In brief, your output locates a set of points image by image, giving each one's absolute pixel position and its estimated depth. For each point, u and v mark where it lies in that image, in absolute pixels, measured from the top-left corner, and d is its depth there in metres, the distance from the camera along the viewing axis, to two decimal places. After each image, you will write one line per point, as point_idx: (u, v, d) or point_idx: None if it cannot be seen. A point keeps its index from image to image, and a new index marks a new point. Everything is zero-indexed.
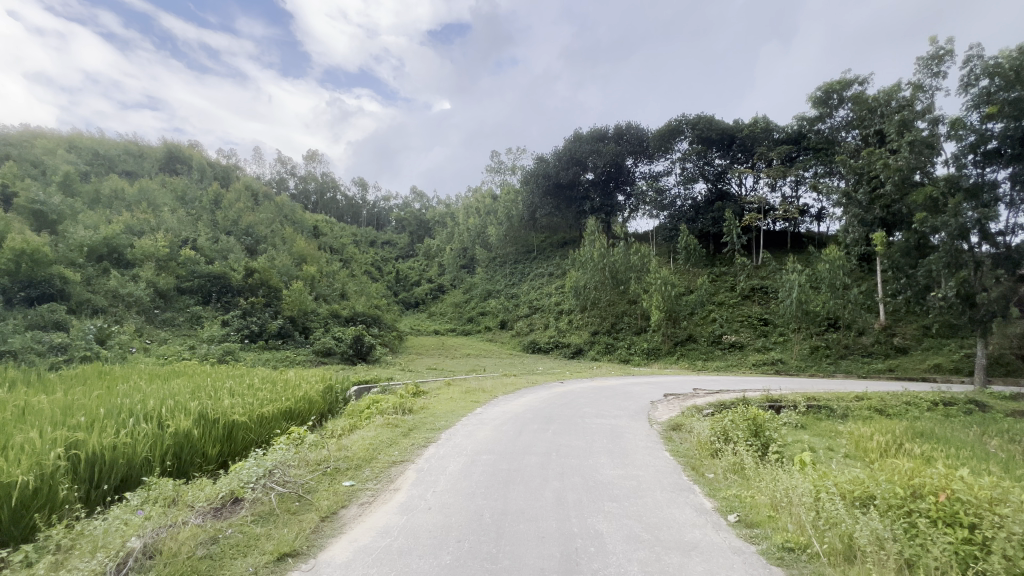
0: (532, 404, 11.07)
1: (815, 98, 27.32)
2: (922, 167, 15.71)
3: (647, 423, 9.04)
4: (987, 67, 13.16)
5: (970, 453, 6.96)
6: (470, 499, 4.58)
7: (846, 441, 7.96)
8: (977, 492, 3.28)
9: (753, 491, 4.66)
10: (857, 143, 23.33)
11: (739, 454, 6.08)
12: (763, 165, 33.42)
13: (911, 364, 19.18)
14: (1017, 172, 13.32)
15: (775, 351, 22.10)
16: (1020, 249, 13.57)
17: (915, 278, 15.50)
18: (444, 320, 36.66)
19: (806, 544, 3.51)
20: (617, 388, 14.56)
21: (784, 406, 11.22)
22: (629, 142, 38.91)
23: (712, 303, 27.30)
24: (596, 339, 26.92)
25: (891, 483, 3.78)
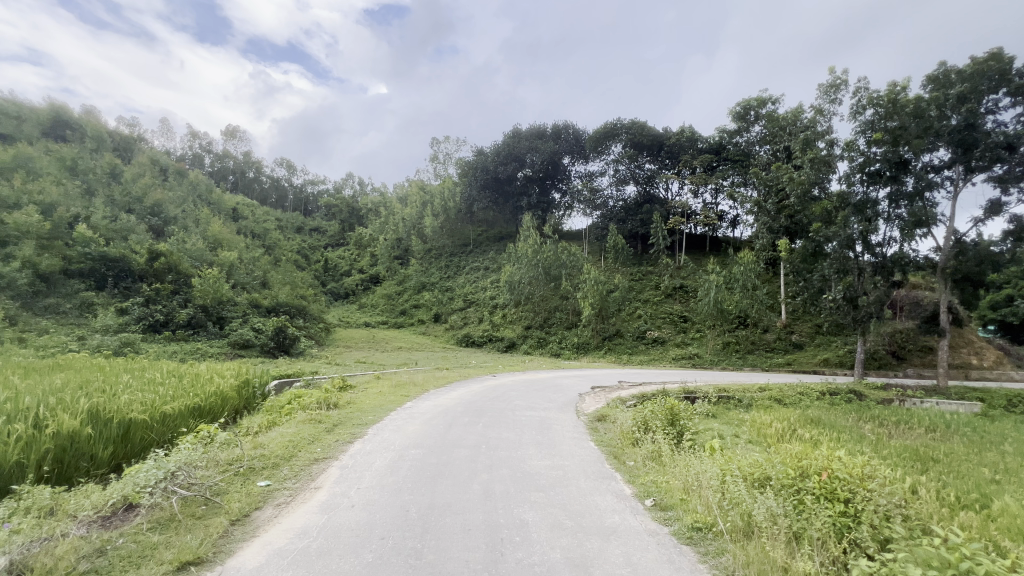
0: (463, 397, 11.07)
1: (735, 112, 29.16)
2: (821, 183, 17.54)
3: (574, 414, 9.36)
4: (871, 99, 14.96)
5: (849, 437, 7.90)
6: (396, 494, 4.49)
7: (749, 428, 8.74)
8: (851, 470, 3.75)
9: (668, 476, 4.98)
10: (769, 156, 25.42)
11: (656, 442, 6.47)
12: (688, 172, 35.58)
13: (805, 358, 21.42)
14: (894, 192, 15.24)
15: (692, 345, 23.78)
16: (894, 259, 15.60)
17: (811, 282, 17.32)
18: (375, 312, 35.43)
19: (712, 523, 3.81)
20: (548, 380, 14.94)
21: (697, 397, 12.13)
22: (566, 142, 40.01)
23: (638, 301, 28.78)
24: (528, 333, 27.39)
25: (785, 465, 4.21)
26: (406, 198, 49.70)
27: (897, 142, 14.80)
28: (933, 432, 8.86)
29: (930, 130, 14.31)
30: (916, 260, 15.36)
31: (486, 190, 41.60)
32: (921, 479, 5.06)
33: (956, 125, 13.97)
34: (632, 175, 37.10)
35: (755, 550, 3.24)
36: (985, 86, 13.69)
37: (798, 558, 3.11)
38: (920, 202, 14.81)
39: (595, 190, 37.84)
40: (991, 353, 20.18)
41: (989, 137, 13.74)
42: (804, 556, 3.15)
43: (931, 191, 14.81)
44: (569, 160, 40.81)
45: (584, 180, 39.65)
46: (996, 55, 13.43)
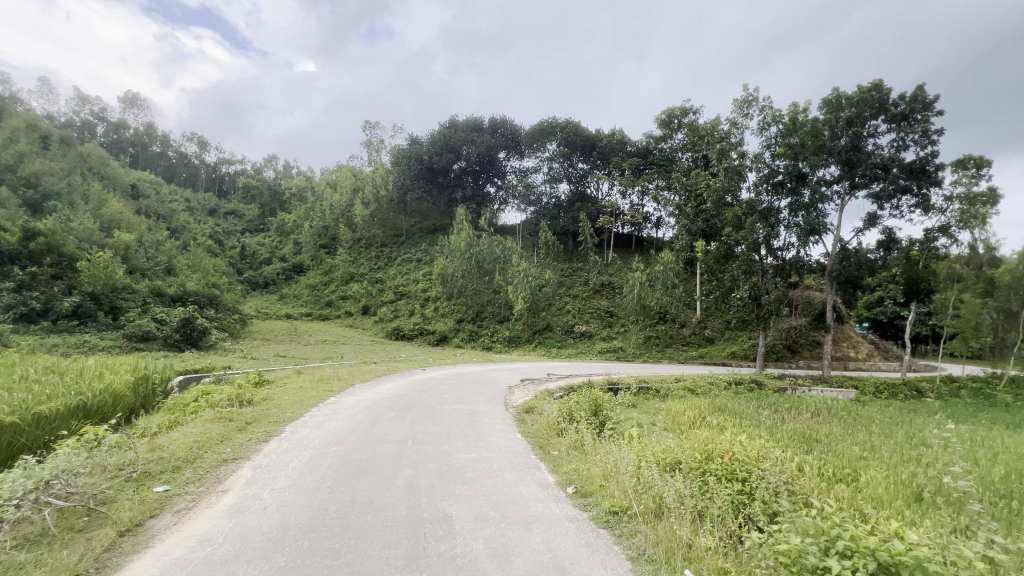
0: (390, 391, 10.80)
1: (660, 119, 30.75)
2: (733, 191, 19.10)
3: (503, 407, 9.48)
4: (775, 116, 16.50)
5: (749, 423, 8.73)
6: (315, 494, 4.29)
7: (665, 416, 9.36)
8: (748, 454, 4.15)
9: (589, 464, 5.19)
10: (689, 163, 27.16)
11: (579, 432, 6.72)
12: (617, 174, 37.09)
13: (716, 351, 23.29)
14: (793, 202, 16.93)
15: (617, 339, 24.95)
16: (792, 262, 17.36)
17: (722, 281, 18.82)
18: (298, 304, 33.39)
19: (627, 506, 4.04)
20: (478, 374, 14.96)
21: (620, 388, 12.79)
22: (502, 136, 40.20)
23: (568, 296, 29.67)
24: (460, 327, 27.23)
25: (693, 450, 4.54)
26: (334, 184, 47.29)
27: (797, 157, 16.46)
28: (818, 417, 10.02)
29: (823, 148, 16.04)
30: (809, 264, 17.20)
31: (420, 180, 40.71)
32: (807, 459, 5.69)
33: (844, 146, 15.79)
34: (565, 174, 38.09)
35: (664, 529, 3.48)
36: (867, 112, 15.60)
37: (700, 534, 3.38)
38: (814, 212, 16.58)
39: (529, 186, 38.40)
40: (865, 346, 23.15)
41: (870, 158, 15.68)
42: (705, 532, 3.43)
43: (823, 203, 16.63)
44: (505, 155, 41.05)
45: (518, 176, 40.06)
46: (877, 86, 15.35)
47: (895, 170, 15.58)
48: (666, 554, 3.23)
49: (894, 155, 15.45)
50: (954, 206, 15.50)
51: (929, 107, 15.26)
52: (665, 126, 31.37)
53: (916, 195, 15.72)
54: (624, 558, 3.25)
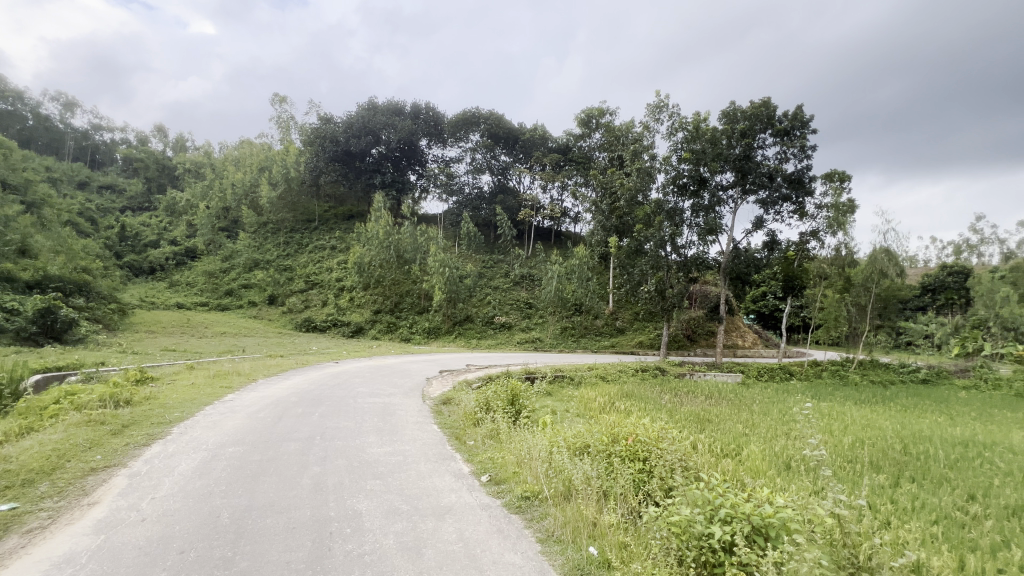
0: (298, 386, 10.12)
1: (580, 118, 31.59)
2: (643, 191, 20.34)
3: (420, 398, 9.34)
4: (682, 123, 17.78)
5: (653, 406, 9.44)
6: (205, 500, 3.91)
7: (578, 403, 9.83)
8: (649, 436, 4.47)
9: (504, 452, 5.30)
10: (606, 161, 28.38)
11: (496, 421, 6.80)
12: (538, 168, 37.83)
13: (625, 341, 24.80)
14: (695, 204, 18.43)
15: (535, 330, 25.59)
16: (692, 260, 18.89)
17: (632, 275, 20.00)
18: (191, 292, 30.08)
19: (538, 491, 4.18)
20: (395, 366, 14.59)
21: (537, 376, 13.19)
22: (425, 123, 39.26)
23: (488, 288, 29.88)
24: (378, 318, 26.22)
25: (600, 434, 4.82)
26: (236, 162, 43.13)
27: (699, 162, 17.91)
28: (711, 399, 11.10)
29: (721, 156, 17.64)
30: (707, 261, 18.87)
31: (335, 163, 38.53)
32: (699, 437, 6.26)
33: (738, 154, 17.47)
34: (488, 165, 38.15)
35: (572, 510, 3.64)
36: (758, 126, 17.36)
37: (605, 512, 3.58)
38: (712, 214, 18.20)
39: (451, 176, 37.97)
40: (751, 335, 26.02)
41: (759, 168, 17.52)
42: (609, 510, 3.66)
43: (719, 206, 18.28)
44: (427, 142, 40.11)
45: (441, 165, 39.42)
46: (766, 103, 17.13)
47: (779, 179, 17.54)
48: (572, 534, 3.39)
49: (778, 166, 17.40)
50: (824, 214, 17.79)
51: (806, 125, 17.35)
52: (583, 125, 32.05)
53: (794, 203, 17.84)
54: (533, 541, 3.35)
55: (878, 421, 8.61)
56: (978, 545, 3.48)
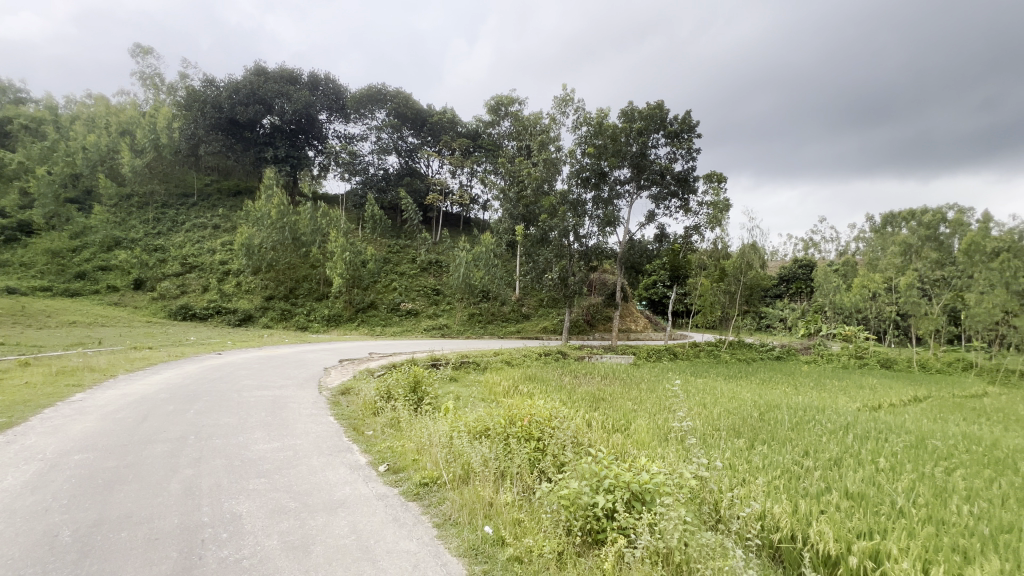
0: (169, 381, 8.96)
1: (489, 105, 31.47)
2: (549, 181, 20.97)
3: (315, 390, 8.81)
4: (585, 118, 18.60)
5: (553, 388, 9.91)
6: (38, 518, 3.31)
7: (482, 387, 9.98)
8: (544, 417, 4.68)
9: (404, 440, 5.21)
10: (515, 150, 28.74)
11: (397, 410, 6.64)
12: (447, 153, 37.21)
13: (531, 326, 25.60)
14: (596, 196, 19.46)
15: (442, 317, 25.34)
16: (593, 249, 19.93)
17: (537, 263, 20.57)
18: (28, 274, 25.03)
19: (437, 477, 4.17)
20: (289, 356, 13.60)
21: (442, 363, 13.12)
22: (324, 96, 36.56)
23: (394, 274, 28.92)
24: (269, 306, 24.02)
25: (500, 417, 4.94)
26: (88, 120, 36.42)
27: (600, 157, 18.92)
28: (605, 379, 11.93)
29: (620, 152, 18.76)
30: (606, 251, 20.07)
31: (218, 132, 34.45)
32: (594, 415, 6.71)
33: (635, 152, 18.71)
34: (394, 146, 36.63)
35: (469, 493, 3.70)
36: (652, 127, 18.67)
37: (501, 492, 3.69)
38: (610, 207, 19.36)
39: (354, 155, 35.87)
40: (642, 320, 28.36)
41: (652, 166, 18.93)
42: (505, 489, 3.77)
43: (617, 199, 19.50)
44: (326, 116, 37.35)
45: (342, 142, 37.02)
46: (660, 106, 18.49)
47: (669, 177, 19.14)
48: (468, 516, 3.44)
49: (668, 165, 18.94)
50: (705, 210, 19.77)
51: (693, 129, 19.04)
52: (493, 112, 32.07)
53: (680, 199, 19.60)
54: (430, 525, 3.35)
55: (740, 393, 9.95)
56: (809, 492, 4.18)
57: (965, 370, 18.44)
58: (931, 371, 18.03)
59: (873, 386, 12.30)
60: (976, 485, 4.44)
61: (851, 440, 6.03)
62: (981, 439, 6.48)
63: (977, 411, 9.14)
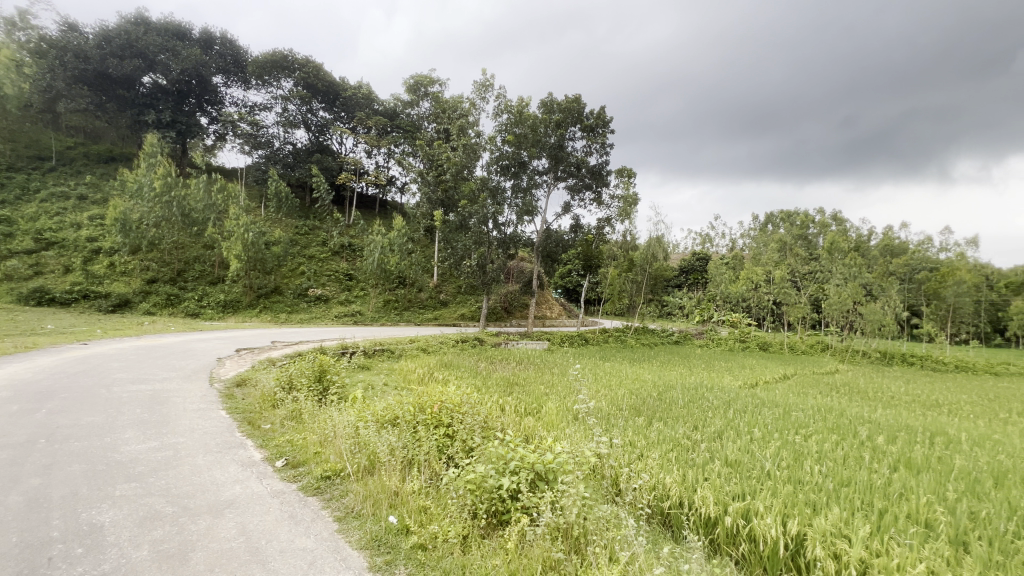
0: (13, 377, 7.56)
1: (408, 84, 30.28)
2: (469, 167, 20.73)
3: (205, 382, 7.98)
4: (506, 106, 18.62)
5: (469, 374, 9.94)
6: None
7: (396, 375, 9.72)
8: (455, 404, 4.65)
9: (305, 433, 4.92)
10: (434, 133, 28.00)
11: (299, 401, 6.24)
12: (362, 130, 35.32)
13: (448, 313, 25.37)
14: (515, 184, 19.65)
15: (356, 303, 24.21)
16: (511, 237, 20.10)
17: (456, 250, 20.35)
18: None
19: (341, 469, 4.00)
20: (175, 345, 12.16)
21: (353, 351, 12.56)
22: (220, 56, 32.84)
23: (302, 257, 27.05)
24: (152, 289, 21.22)
25: (410, 404, 4.83)
26: None
27: (520, 146, 19.13)
28: (520, 364, 12.21)
29: (539, 142, 19.07)
30: (523, 239, 20.39)
31: (85, 87, 29.75)
32: (507, 399, 6.83)
33: (553, 143, 19.10)
34: (303, 119, 33.95)
35: (373, 484, 3.57)
36: (570, 119, 19.13)
37: (407, 480, 3.61)
38: (529, 196, 19.65)
39: (255, 125, 32.69)
40: (557, 307, 29.41)
41: (569, 158, 19.48)
42: (412, 477, 3.69)
43: (535, 189, 19.83)
44: (222, 79, 33.50)
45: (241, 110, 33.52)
46: (577, 100, 19.01)
47: (584, 170, 19.84)
48: (373, 507, 3.33)
49: (584, 158, 19.60)
50: (616, 204, 20.79)
51: (607, 125, 19.84)
52: (412, 92, 30.93)
53: (594, 192, 20.42)
54: (331, 520, 3.19)
55: (641, 375, 10.76)
56: (695, 462, 4.61)
57: (823, 351, 21.54)
58: (798, 353, 20.81)
59: (752, 366, 13.92)
60: (827, 448, 5.19)
61: (732, 415, 6.76)
62: (831, 409, 7.62)
63: (829, 386, 10.75)
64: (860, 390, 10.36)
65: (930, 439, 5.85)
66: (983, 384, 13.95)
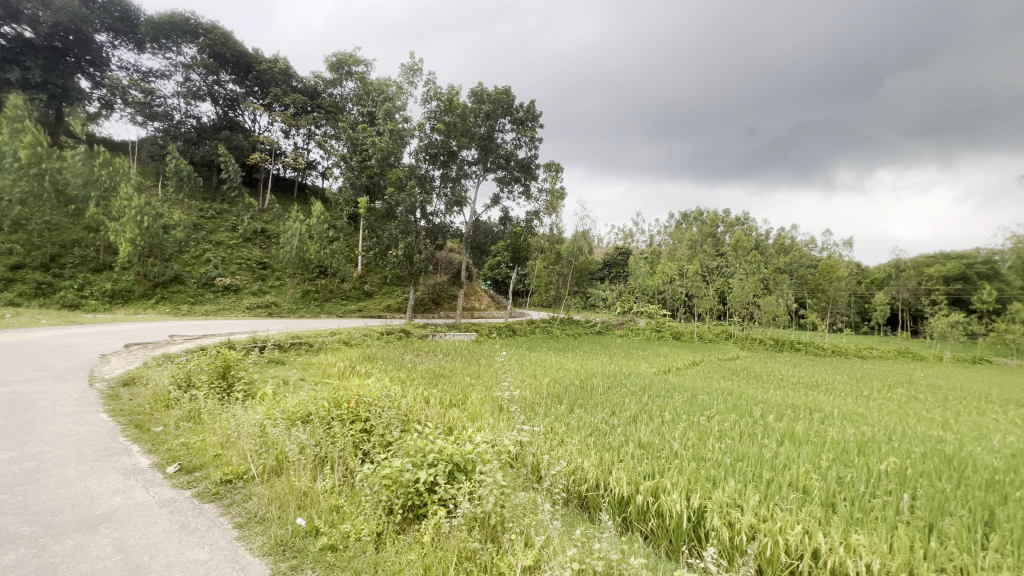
0: None
1: (331, 61, 28.54)
2: (396, 154, 20.00)
3: (82, 382, 7.00)
4: (435, 93, 18.18)
5: (394, 367, 9.65)
6: None
7: (314, 369, 9.20)
8: (373, 398, 4.46)
9: (204, 434, 4.50)
10: (359, 116, 26.69)
11: (197, 400, 5.67)
12: (278, 108, 32.79)
13: (373, 304, 24.45)
14: (444, 173, 19.27)
15: (270, 294, 22.53)
16: (439, 228, 19.73)
17: (381, 239, 19.56)
18: None
19: (243, 472, 3.70)
20: (45, 341, 10.54)
21: (267, 344, 11.69)
22: (105, 12, 28.84)
23: (208, 243, 24.64)
24: (17, 276, 18.16)
25: (325, 399, 4.59)
26: None
27: (449, 135, 18.74)
28: (447, 356, 12.11)
29: (468, 132, 18.85)
30: (451, 230, 20.10)
31: None
32: (430, 391, 6.72)
33: (482, 134, 18.98)
34: (208, 91, 30.76)
35: (280, 486, 3.34)
36: (499, 111, 19.11)
37: (319, 479, 3.41)
38: (458, 186, 19.38)
39: (150, 94, 29.13)
40: (485, 298, 29.50)
41: (499, 150, 19.48)
42: (323, 476, 3.50)
43: (464, 179, 19.60)
44: (107, 38, 29.45)
45: (132, 75, 29.70)
46: (507, 92, 19.00)
47: (513, 163, 19.96)
48: (279, 510, 3.12)
49: (513, 151, 19.71)
50: (544, 198, 21.16)
51: (536, 119, 20.07)
52: (335, 70, 29.21)
53: (523, 185, 20.63)
54: (230, 527, 2.93)
55: (564, 363, 11.11)
56: (612, 445, 4.84)
57: (727, 339, 23.63)
58: (706, 341, 22.68)
59: (665, 354, 14.94)
60: (726, 427, 5.68)
61: (645, 399, 7.19)
62: (730, 392, 8.37)
63: (730, 371, 11.83)
64: (755, 374, 11.49)
65: (809, 415, 6.63)
66: (852, 366, 16.12)
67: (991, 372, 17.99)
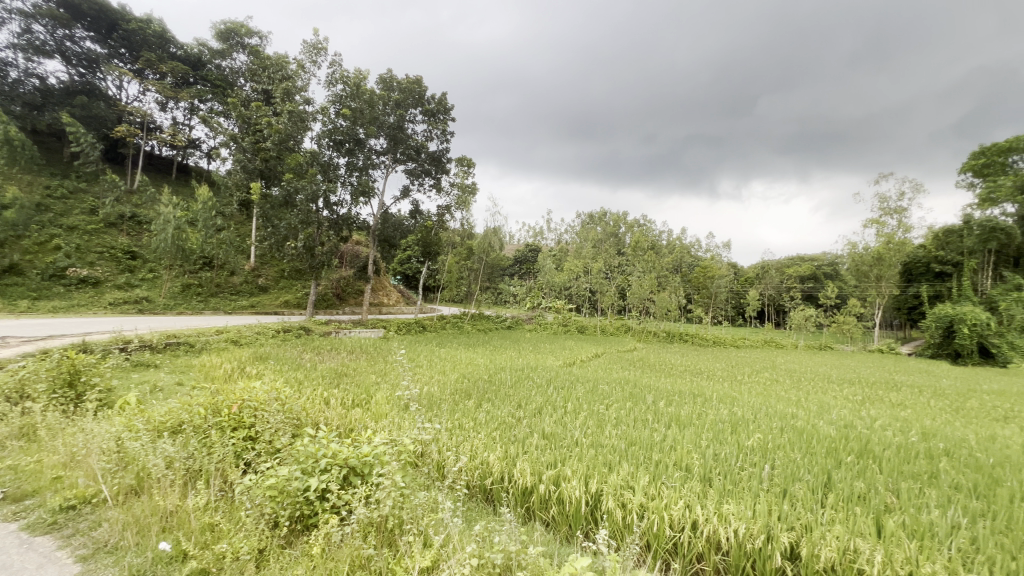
0: None
1: (218, 30, 25.63)
2: (295, 138, 18.51)
3: None
4: (341, 76, 17.16)
5: (292, 367, 8.94)
6: None
7: (195, 372, 8.19)
8: (259, 401, 4.07)
9: (41, 455, 3.77)
10: (252, 93, 24.30)
11: (32, 414, 4.75)
12: (151, 76, 28.68)
13: (268, 300, 22.47)
14: (350, 162, 18.19)
15: (141, 288, 19.69)
16: (344, 219, 18.67)
17: (278, 229, 17.62)
18: None
19: (92, 494, 3.17)
20: None
21: (134, 345, 10.18)
22: None
23: (57, 228, 20.84)
24: None
25: (202, 406, 4.09)
26: None
27: (355, 122, 17.71)
28: (351, 354, 11.52)
29: (376, 120, 18.02)
30: (357, 222, 19.11)
31: None
32: (330, 392, 6.32)
33: (392, 123, 18.27)
34: (56, 48, 26.02)
35: (140, 507, 2.90)
36: (410, 101, 18.58)
37: (190, 495, 3.02)
38: (365, 176, 18.44)
39: None
40: (394, 294, 28.55)
41: (409, 141, 18.92)
42: (195, 491, 3.11)
43: (372, 169, 18.69)
44: None
45: None
46: (418, 82, 18.53)
47: (424, 155, 19.53)
48: (137, 536, 2.70)
49: (423, 143, 19.29)
50: (455, 192, 20.97)
51: (448, 112, 19.78)
52: (223, 40, 26.26)
53: (434, 178, 20.25)
54: (70, 562, 2.49)
55: (474, 359, 11.13)
56: (517, 437, 4.92)
57: (626, 332, 25.35)
58: (607, 334, 24.11)
59: (571, 347, 15.61)
60: (622, 415, 6.04)
61: (551, 391, 7.42)
62: (627, 381, 8.98)
63: (627, 362, 12.68)
64: (649, 364, 12.44)
65: (692, 400, 7.31)
66: (729, 355, 18.18)
67: (832, 357, 21.39)
